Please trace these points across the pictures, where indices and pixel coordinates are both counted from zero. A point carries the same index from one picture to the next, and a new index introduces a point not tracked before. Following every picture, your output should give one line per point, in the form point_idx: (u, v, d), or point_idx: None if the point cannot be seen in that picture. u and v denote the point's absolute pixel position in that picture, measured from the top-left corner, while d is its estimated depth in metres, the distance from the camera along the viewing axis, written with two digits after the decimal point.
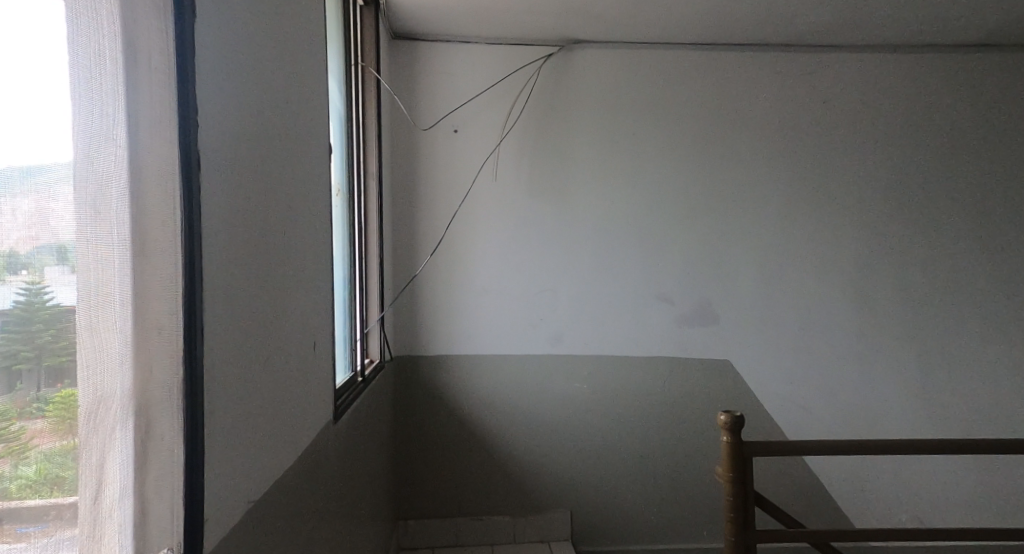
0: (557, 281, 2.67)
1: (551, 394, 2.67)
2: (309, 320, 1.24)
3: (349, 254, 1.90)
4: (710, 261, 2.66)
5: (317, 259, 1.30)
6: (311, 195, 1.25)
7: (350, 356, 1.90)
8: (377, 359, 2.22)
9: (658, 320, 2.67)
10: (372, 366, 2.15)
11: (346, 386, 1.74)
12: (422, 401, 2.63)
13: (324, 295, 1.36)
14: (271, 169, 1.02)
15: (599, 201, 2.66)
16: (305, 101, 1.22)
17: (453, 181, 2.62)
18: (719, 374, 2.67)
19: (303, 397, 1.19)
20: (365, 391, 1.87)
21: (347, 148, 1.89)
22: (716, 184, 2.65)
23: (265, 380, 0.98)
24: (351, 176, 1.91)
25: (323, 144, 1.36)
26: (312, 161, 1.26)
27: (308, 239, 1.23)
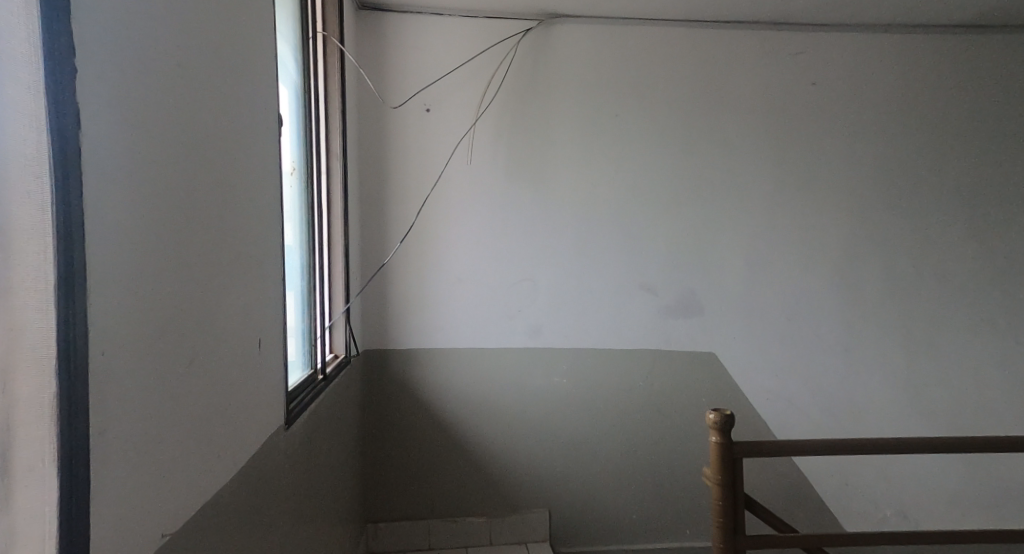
0: (535, 270, 2.53)
1: (529, 389, 2.54)
2: (250, 315, 1.09)
3: (307, 240, 1.73)
4: (695, 250, 2.55)
5: (259, 244, 1.14)
6: (251, 172, 1.09)
7: (310, 352, 1.73)
8: (342, 354, 2.06)
9: (640, 311, 2.56)
10: (336, 361, 1.99)
11: (302, 386, 1.58)
12: (392, 398, 2.49)
13: (270, 286, 1.20)
14: (196, 139, 0.86)
15: (579, 187, 2.52)
16: (243, 62, 1.05)
17: (425, 163, 2.45)
18: (703, 367, 2.58)
19: (241, 403, 1.03)
20: (326, 390, 1.71)
21: (305, 122, 1.71)
22: (702, 170, 2.53)
23: (190, 389, 0.82)
24: (309, 154, 1.73)
25: (267, 114, 1.19)
26: (252, 132, 1.10)
27: (247, 223, 1.07)
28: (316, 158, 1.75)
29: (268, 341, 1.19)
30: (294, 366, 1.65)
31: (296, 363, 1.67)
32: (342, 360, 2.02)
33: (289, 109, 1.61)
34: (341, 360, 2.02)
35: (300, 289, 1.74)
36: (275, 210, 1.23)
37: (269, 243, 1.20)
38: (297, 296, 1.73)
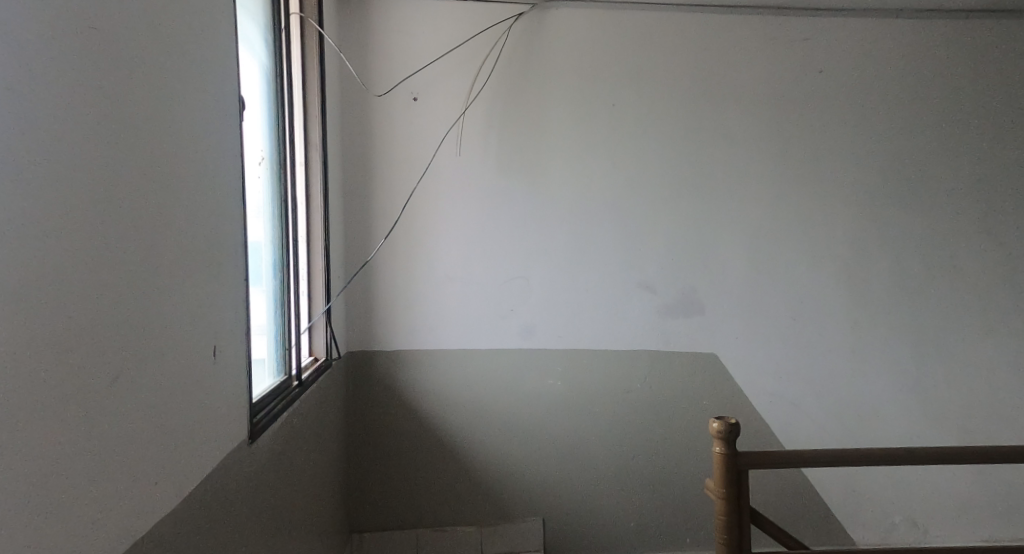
0: (528, 268, 2.41)
1: (522, 392, 2.43)
2: (168, 321, 0.95)
3: (281, 236, 1.61)
4: (696, 246, 2.44)
5: (187, 242, 1.01)
6: (167, 157, 0.95)
7: (283, 357, 1.61)
8: (322, 357, 1.94)
9: (637, 311, 2.45)
10: (314, 366, 1.87)
11: (269, 395, 1.46)
12: (378, 402, 2.37)
13: (206, 288, 1.07)
14: (51, 114, 0.71)
15: (573, 180, 2.40)
16: (153, 30, 0.93)
17: (411, 155, 2.33)
18: (702, 368, 2.47)
19: (151, 423, 0.90)
20: (300, 397, 1.59)
21: (276, 109, 1.59)
22: (702, 162, 2.42)
23: (25, 418, 0.67)
24: (281, 143, 1.61)
25: (200, 91, 1.06)
26: (169, 113, 0.96)
27: (159, 216, 0.93)
28: (289, 148, 1.63)
29: (200, 349, 1.05)
30: (261, 373, 1.52)
31: (264, 370, 1.54)
32: (321, 363, 1.90)
33: (256, 94, 1.48)
34: (320, 364, 1.89)
35: (272, 289, 1.61)
36: (215, 200, 1.11)
37: (203, 239, 1.06)
38: (268, 296, 1.60)
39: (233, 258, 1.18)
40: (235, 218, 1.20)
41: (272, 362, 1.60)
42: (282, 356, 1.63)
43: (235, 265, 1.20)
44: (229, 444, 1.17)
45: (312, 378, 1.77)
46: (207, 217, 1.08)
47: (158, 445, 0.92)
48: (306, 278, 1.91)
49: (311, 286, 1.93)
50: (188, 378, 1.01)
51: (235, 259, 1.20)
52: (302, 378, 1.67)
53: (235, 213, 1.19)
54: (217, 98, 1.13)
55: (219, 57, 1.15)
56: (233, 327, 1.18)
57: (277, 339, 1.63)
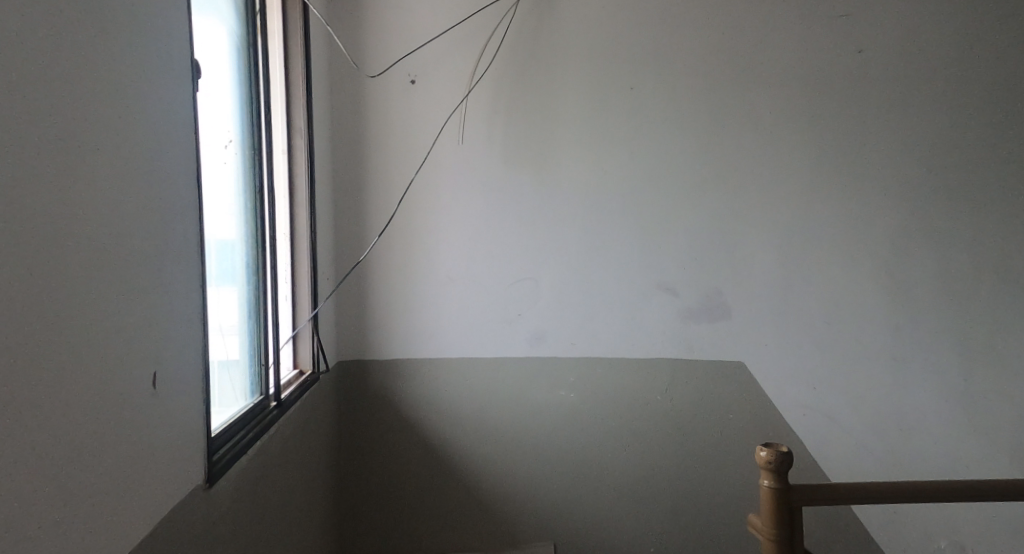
0: (537, 269, 2.19)
1: (530, 405, 2.21)
2: (81, 345, 0.74)
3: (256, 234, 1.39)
4: (723, 245, 2.22)
5: (111, 242, 0.79)
6: (79, 131, 0.74)
7: (259, 375, 1.40)
8: (308, 371, 1.73)
9: (656, 315, 2.23)
10: (298, 381, 1.66)
11: (239, 422, 1.25)
12: (373, 417, 2.16)
13: (141, 301, 0.86)
14: None
15: (586, 172, 2.18)
16: None
17: (408, 145, 2.11)
18: (728, 378, 2.25)
19: (55, 482, 0.68)
20: (279, 421, 1.38)
21: (249, 87, 1.37)
22: (729, 152, 2.20)
23: None
24: (256, 127, 1.39)
25: (130, 57, 0.85)
26: (82, 77, 0.75)
27: (68, 207, 0.72)
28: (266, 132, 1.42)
29: (132, 377, 0.84)
30: (229, 394, 1.30)
31: (233, 390, 1.32)
32: (306, 378, 1.69)
33: (222, 67, 1.26)
34: (306, 379, 1.68)
35: (246, 296, 1.40)
36: (152, 192, 0.89)
37: (134, 237, 0.85)
38: (241, 303, 1.38)
39: (181, 261, 0.97)
40: (185, 211, 0.98)
41: (244, 381, 1.38)
42: (257, 373, 1.41)
43: (185, 269, 0.98)
44: (181, 489, 0.95)
45: (294, 397, 1.55)
46: (140, 209, 0.86)
47: (72, 509, 0.71)
48: (290, 282, 1.70)
49: (294, 290, 1.72)
50: (114, 414, 0.80)
51: (184, 261, 0.98)
52: (282, 397, 1.45)
53: (185, 205, 0.98)
54: (154, 61, 0.92)
55: (160, 14, 0.93)
56: (180, 345, 0.97)
57: (251, 354, 1.41)
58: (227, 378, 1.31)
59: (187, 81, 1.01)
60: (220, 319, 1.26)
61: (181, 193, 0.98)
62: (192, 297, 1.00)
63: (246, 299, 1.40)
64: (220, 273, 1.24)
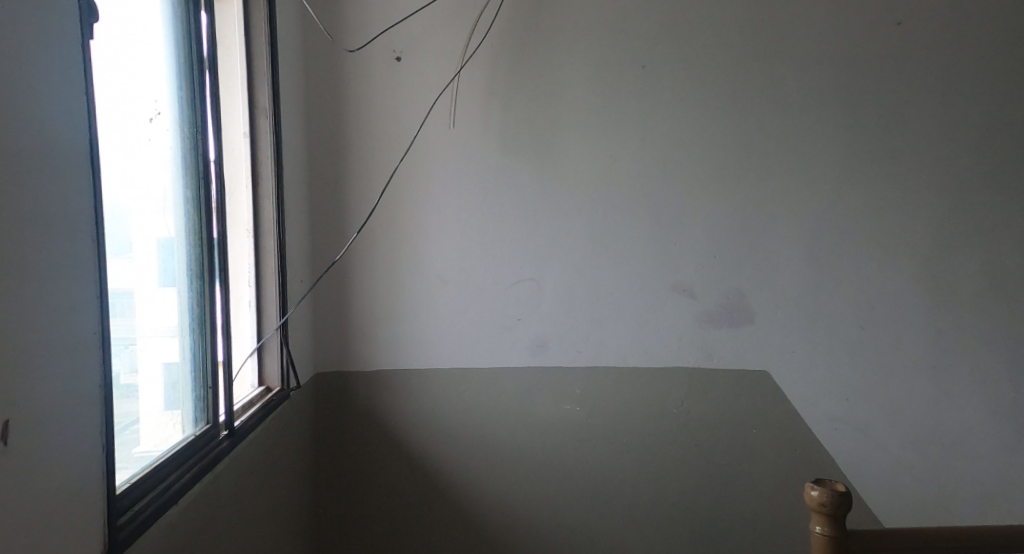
0: (539, 268, 1.97)
1: (530, 420, 1.99)
2: None
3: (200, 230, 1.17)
4: (745, 240, 1.99)
5: None
6: None
7: (208, 399, 1.18)
8: (276, 388, 1.50)
9: (671, 319, 2.01)
10: (263, 400, 1.43)
11: (172, 462, 1.03)
12: (356, 434, 1.93)
13: None
14: None
15: (593, 160, 1.96)
16: None
17: (392, 129, 1.88)
18: (752, 389, 2.03)
19: None
20: (227, 454, 1.16)
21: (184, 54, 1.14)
22: (752, 138, 1.97)
23: None
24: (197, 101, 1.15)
25: None
26: None
27: None
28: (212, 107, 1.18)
29: None
30: (162, 423, 1.08)
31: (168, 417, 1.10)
32: (273, 396, 1.47)
33: (146, 25, 1.05)
34: (271, 397, 1.46)
35: (188, 303, 1.17)
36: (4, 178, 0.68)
37: None
38: (181, 312, 1.16)
39: (55, 265, 0.75)
40: (63, 201, 0.76)
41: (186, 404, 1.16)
42: (202, 394, 1.19)
43: (65, 276, 0.77)
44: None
45: (254, 420, 1.33)
46: None
47: None
48: (253, 284, 1.49)
49: (259, 292, 1.50)
50: None
51: (63, 265, 0.76)
52: (235, 424, 1.24)
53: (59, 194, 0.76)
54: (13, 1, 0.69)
55: None
56: (56, 376, 0.75)
57: (195, 372, 1.19)
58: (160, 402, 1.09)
59: (70, 30, 0.79)
60: (144, 333, 1.04)
61: (56, 177, 0.76)
62: (76, 311, 0.78)
63: (189, 306, 1.17)
64: (140, 276, 1.02)
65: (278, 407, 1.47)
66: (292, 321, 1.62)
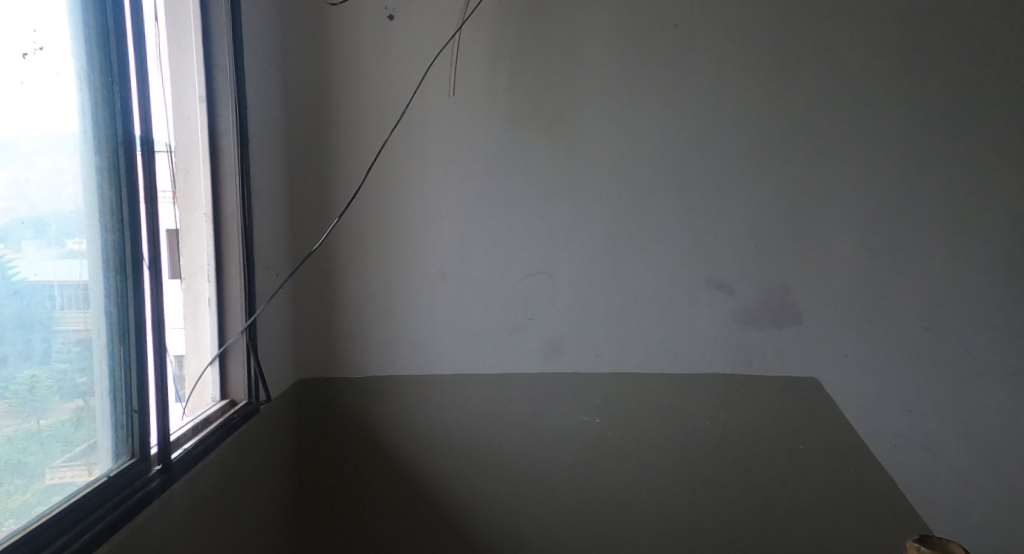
0: (552, 260, 1.72)
1: (542, 434, 1.75)
2: None
3: (115, 222, 0.97)
4: (792, 228, 1.72)
5: None
6: None
7: (138, 427, 0.99)
8: (240, 403, 1.28)
9: (703, 319, 1.76)
10: (223, 419, 1.21)
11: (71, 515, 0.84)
12: (344, 450, 1.70)
13: None
14: None
15: (616, 135, 1.69)
16: None
17: (384, 99, 1.63)
18: (798, 400, 1.76)
19: None
20: (153, 496, 0.97)
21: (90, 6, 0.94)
22: (801, 109, 1.69)
23: None
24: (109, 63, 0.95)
25: None
26: None
27: None
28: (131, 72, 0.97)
29: None
30: (58, 458, 0.89)
31: (72, 453, 0.91)
32: (235, 413, 1.24)
33: None
34: (233, 416, 1.23)
35: (106, 309, 0.97)
36: None
37: None
38: (96, 321, 0.96)
39: None
40: None
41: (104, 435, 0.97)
42: (124, 422, 0.99)
43: None
44: None
45: (204, 447, 1.12)
46: None
47: None
48: (214, 279, 1.27)
49: (221, 290, 1.28)
50: None
51: None
52: (173, 456, 1.04)
53: None
54: None
55: None
56: None
57: (114, 394, 0.99)
58: (60, 433, 0.90)
59: None
60: (27, 346, 0.84)
61: None
62: None
63: (106, 312, 0.97)
64: (23, 276, 0.83)
65: (241, 428, 1.24)
66: (264, 323, 1.39)
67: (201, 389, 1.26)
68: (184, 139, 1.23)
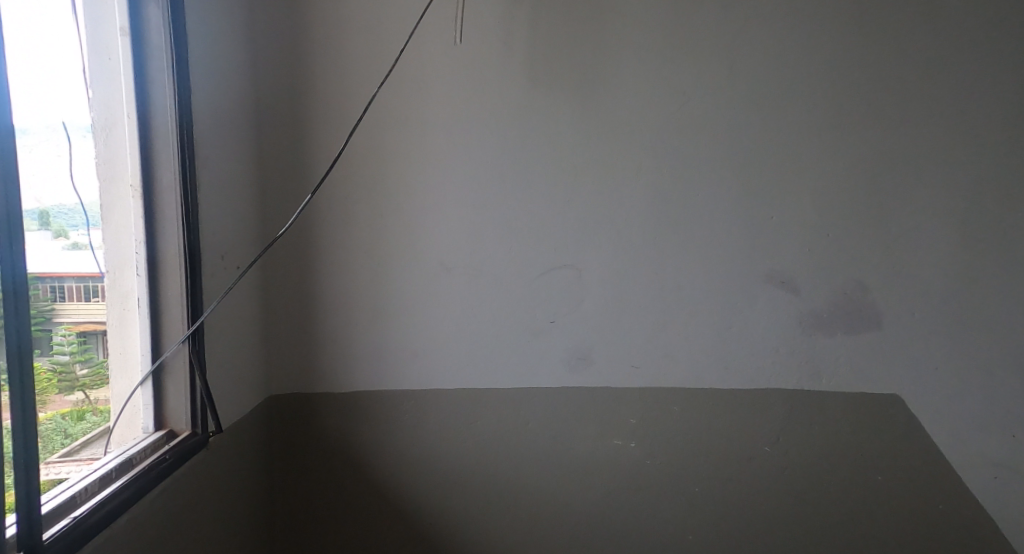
0: (580, 252, 1.42)
1: (565, 459, 1.45)
2: None
3: None
4: (871, 213, 1.42)
5: None
6: None
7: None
8: (179, 438, 0.99)
9: (762, 324, 1.46)
10: (148, 462, 0.93)
11: None
12: (328, 479, 1.41)
13: None
14: None
15: (659, 99, 1.39)
16: None
17: (375, 50, 1.33)
18: (876, 423, 1.46)
19: None
20: None
21: None
22: (885, 69, 1.39)
23: None
24: None
25: None
26: None
27: None
28: None
29: None
30: None
31: None
32: (167, 454, 0.96)
33: None
34: (163, 457, 0.95)
35: None
36: None
37: None
38: None
39: None
40: None
41: None
42: None
43: None
44: None
45: (108, 510, 0.83)
46: None
47: None
48: (146, 274, 0.97)
49: (155, 288, 0.98)
50: None
51: None
52: (47, 534, 0.76)
53: None
54: None
55: None
56: None
57: None
58: None
59: None
60: None
61: None
62: None
63: None
64: None
65: (172, 474, 0.96)
66: (216, 329, 1.09)
67: (130, 416, 0.97)
68: (103, 88, 0.93)
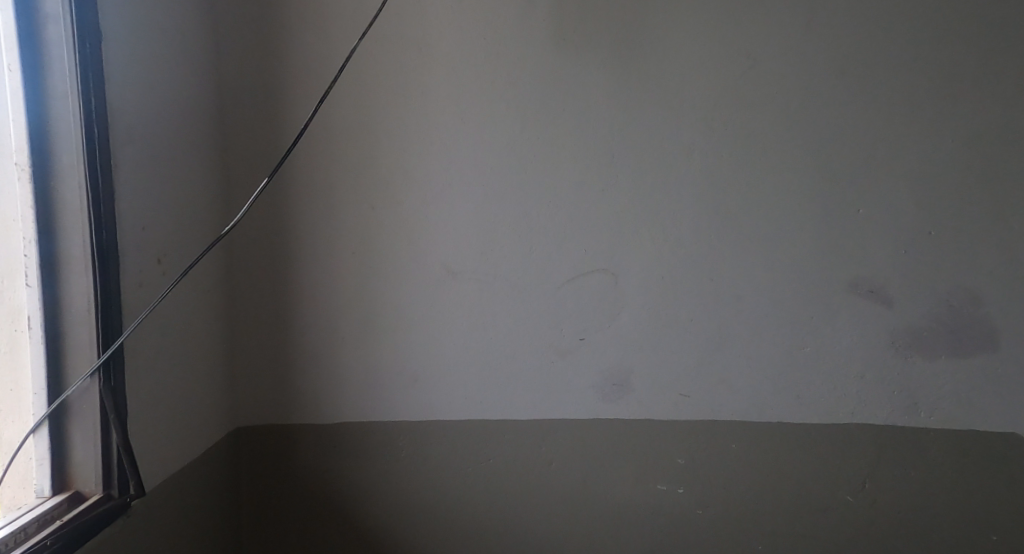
0: (615, 254, 1.15)
1: (597, 508, 1.19)
2: None
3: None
4: (988, 205, 1.12)
5: None
6: None
7: None
8: (76, 514, 0.75)
9: (843, 343, 1.17)
10: (24, 547, 0.69)
11: None
12: (310, 528, 1.17)
13: None
14: None
15: (712, 62, 1.12)
16: None
17: (360, 5, 1.09)
18: (991, 468, 1.16)
19: None
20: None
21: None
22: (1010, 24, 1.09)
23: None
24: None
25: None
26: None
27: None
28: None
29: None
30: None
31: None
32: (50, 537, 0.71)
33: None
34: (45, 541, 0.71)
35: None
36: None
37: None
38: None
39: None
40: None
41: None
42: None
43: None
44: None
45: None
46: None
47: None
48: (38, 285, 0.76)
49: (55, 301, 0.77)
50: None
51: None
52: None
53: None
54: None
55: None
56: None
57: None
58: None
59: None
60: None
61: None
62: None
63: None
64: None
65: None
66: (142, 355, 0.87)
67: (23, 475, 0.76)
68: None
